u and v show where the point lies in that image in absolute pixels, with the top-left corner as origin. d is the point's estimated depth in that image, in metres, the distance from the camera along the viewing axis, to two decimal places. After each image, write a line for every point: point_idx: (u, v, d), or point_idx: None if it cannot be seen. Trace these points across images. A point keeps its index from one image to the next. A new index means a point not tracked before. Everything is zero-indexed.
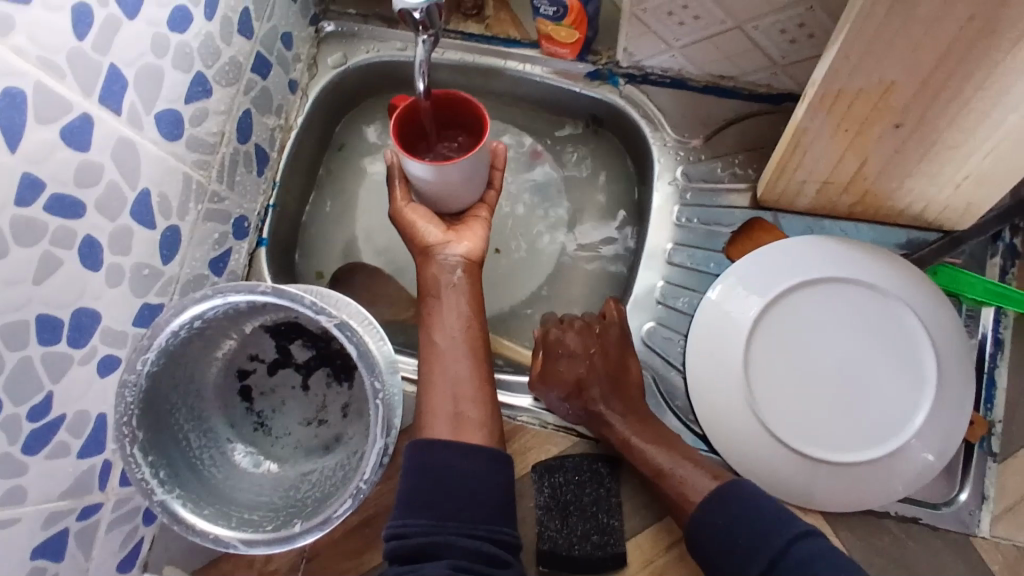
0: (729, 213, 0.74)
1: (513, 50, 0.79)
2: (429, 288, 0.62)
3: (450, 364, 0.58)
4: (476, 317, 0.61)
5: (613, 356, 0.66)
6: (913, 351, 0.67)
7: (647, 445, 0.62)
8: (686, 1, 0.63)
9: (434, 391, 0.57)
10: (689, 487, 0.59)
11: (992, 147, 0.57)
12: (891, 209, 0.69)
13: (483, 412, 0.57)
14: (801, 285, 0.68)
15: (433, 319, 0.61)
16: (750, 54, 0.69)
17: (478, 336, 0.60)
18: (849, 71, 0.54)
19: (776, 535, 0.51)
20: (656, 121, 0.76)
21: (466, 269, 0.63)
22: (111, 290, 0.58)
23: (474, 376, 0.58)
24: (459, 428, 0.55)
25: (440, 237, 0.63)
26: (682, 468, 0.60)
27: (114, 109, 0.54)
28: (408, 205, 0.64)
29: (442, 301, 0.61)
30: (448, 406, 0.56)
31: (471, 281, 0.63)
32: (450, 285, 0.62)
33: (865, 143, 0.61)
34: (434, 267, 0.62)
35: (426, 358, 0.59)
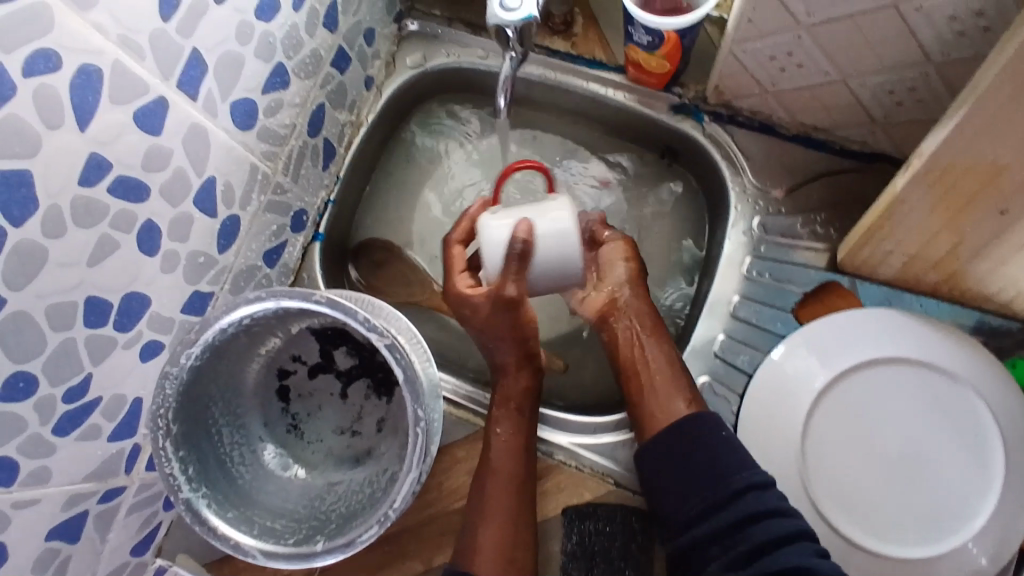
0: (804, 272, 0.69)
1: (596, 72, 0.75)
2: (506, 397, 0.65)
3: (514, 503, 0.61)
4: (534, 449, 0.65)
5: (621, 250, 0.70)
6: (980, 446, 0.62)
7: (655, 352, 0.65)
8: (791, 49, 0.59)
9: (492, 528, 0.59)
10: (676, 409, 0.61)
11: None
12: (978, 293, 0.64)
13: (529, 559, 0.59)
14: (869, 361, 0.64)
15: (503, 444, 0.63)
16: (850, 110, 0.64)
17: (535, 469, 0.64)
18: (961, 148, 0.49)
19: (737, 480, 0.54)
20: (737, 164, 0.73)
21: (540, 389, 0.67)
22: (165, 276, 0.57)
23: (528, 521, 0.61)
24: (509, 573, 0.58)
25: (531, 350, 0.66)
26: (668, 387, 0.62)
27: (191, 94, 0.53)
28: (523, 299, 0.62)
29: (517, 427, 0.64)
30: (504, 551, 0.58)
31: (538, 403, 0.67)
32: (526, 404, 0.65)
33: (962, 225, 0.55)
34: (524, 383, 0.65)
35: (486, 481, 0.62)
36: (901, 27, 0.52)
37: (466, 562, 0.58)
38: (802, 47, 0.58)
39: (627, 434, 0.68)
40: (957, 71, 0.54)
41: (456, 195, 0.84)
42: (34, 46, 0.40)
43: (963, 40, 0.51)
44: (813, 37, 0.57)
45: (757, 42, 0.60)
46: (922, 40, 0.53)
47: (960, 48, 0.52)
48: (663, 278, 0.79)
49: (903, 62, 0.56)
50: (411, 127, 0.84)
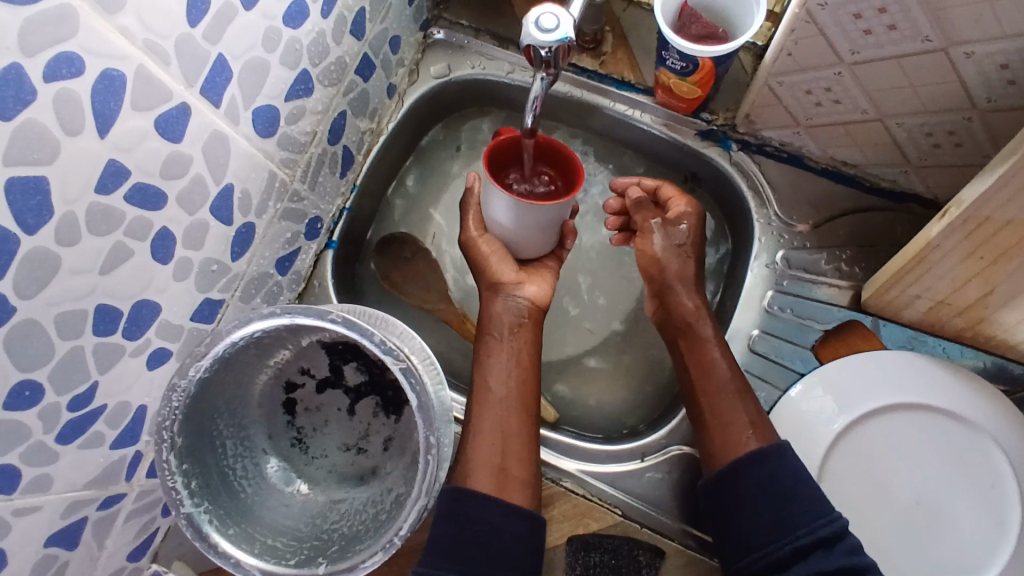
0: (827, 310, 0.69)
1: (626, 93, 0.75)
2: (493, 323, 0.64)
3: (502, 412, 0.58)
4: (529, 369, 0.61)
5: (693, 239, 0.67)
6: (998, 498, 0.60)
7: (717, 360, 0.62)
8: (830, 84, 0.58)
9: (482, 438, 0.56)
10: (738, 416, 0.58)
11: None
12: (1004, 342, 0.62)
13: (527, 472, 0.56)
14: (885, 407, 0.63)
15: (488, 363, 0.61)
16: (884, 148, 0.63)
17: (530, 386, 0.60)
18: (1003, 201, 0.48)
19: (803, 534, 0.51)
20: (763, 196, 0.72)
21: (531, 313, 0.65)
22: (176, 283, 0.55)
23: (523, 434, 0.57)
24: (502, 483, 0.54)
25: (512, 277, 0.66)
26: (733, 397, 0.59)
27: (214, 102, 0.51)
28: (482, 237, 0.66)
29: (500, 344, 0.62)
30: (495, 460, 0.55)
31: (533, 328, 0.64)
32: (511, 327, 0.64)
33: (996, 275, 0.54)
34: (500, 305, 0.64)
35: (476, 400, 0.59)
36: (948, 71, 0.51)
37: (461, 480, 0.55)
38: (842, 83, 0.57)
39: (638, 465, 0.67)
40: (1001, 119, 0.53)
41: None
42: (56, 49, 0.39)
43: (1012, 89, 0.50)
44: (855, 74, 0.56)
45: (796, 75, 0.59)
46: (968, 86, 0.51)
47: (1006, 96, 0.51)
48: None
49: (946, 106, 0.54)
50: (430, 137, 0.83)
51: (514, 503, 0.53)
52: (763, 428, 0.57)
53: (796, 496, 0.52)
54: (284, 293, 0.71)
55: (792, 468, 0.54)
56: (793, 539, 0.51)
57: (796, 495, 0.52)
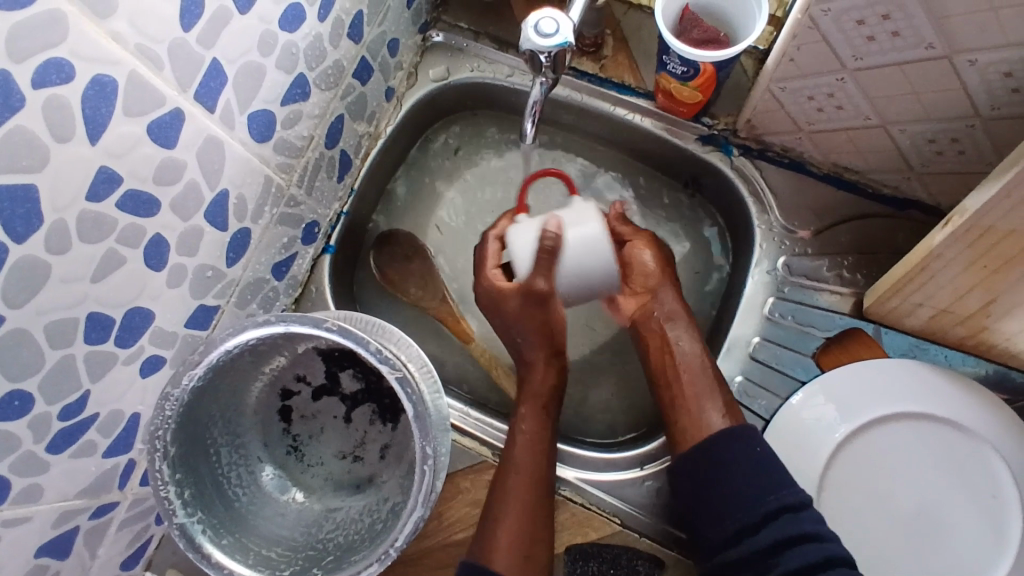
0: (828, 317, 0.68)
1: (627, 97, 0.74)
2: (528, 395, 0.64)
3: (535, 497, 0.59)
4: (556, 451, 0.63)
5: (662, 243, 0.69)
6: (999, 508, 0.60)
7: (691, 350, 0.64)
8: (832, 90, 0.57)
9: (514, 523, 0.58)
10: (710, 402, 0.61)
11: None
12: (1007, 351, 0.62)
13: (547, 561, 0.58)
14: (886, 416, 0.63)
15: (514, 442, 0.62)
16: (886, 155, 0.63)
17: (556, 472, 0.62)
18: (1005, 211, 0.47)
19: (772, 500, 0.53)
20: (764, 202, 0.71)
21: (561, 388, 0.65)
22: (169, 290, 0.55)
23: (549, 523, 0.59)
24: (527, 573, 0.56)
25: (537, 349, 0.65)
26: (705, 385, 0.62)
27: (208, 107, 0.51)
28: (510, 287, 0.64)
29: (537, 423, 0.63)
30: (519, 547, 0.57)
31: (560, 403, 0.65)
32: (540, 401, 0.64)
33: (999, 284, 0.53)
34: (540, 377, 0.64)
35: (510, 479, 0.60)
36: (952, 77, 0.50)
37: (487, 558, 0.57)
38: (845, 90, 0.57)
39: (637, 473, 0.66)
40: (1005, 127, 0.52)
41: (471, 211, 0.82)
42: (47, 54, 0.38)
43: (1016, 97, 0.49)
44: (858, 81, 0.55)
45: (798, 81, 0.59)
46: (971, 93, 0.51)
47: (1010, 104, 0.50)
48: None
49: (950, 113, 0.54)
50: (429, 140, 0.82)
51: None
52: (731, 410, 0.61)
53: (773, 471, 0.55)
54: (281, 298, 0.70)
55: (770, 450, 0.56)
56: (764, 505, 0.54)
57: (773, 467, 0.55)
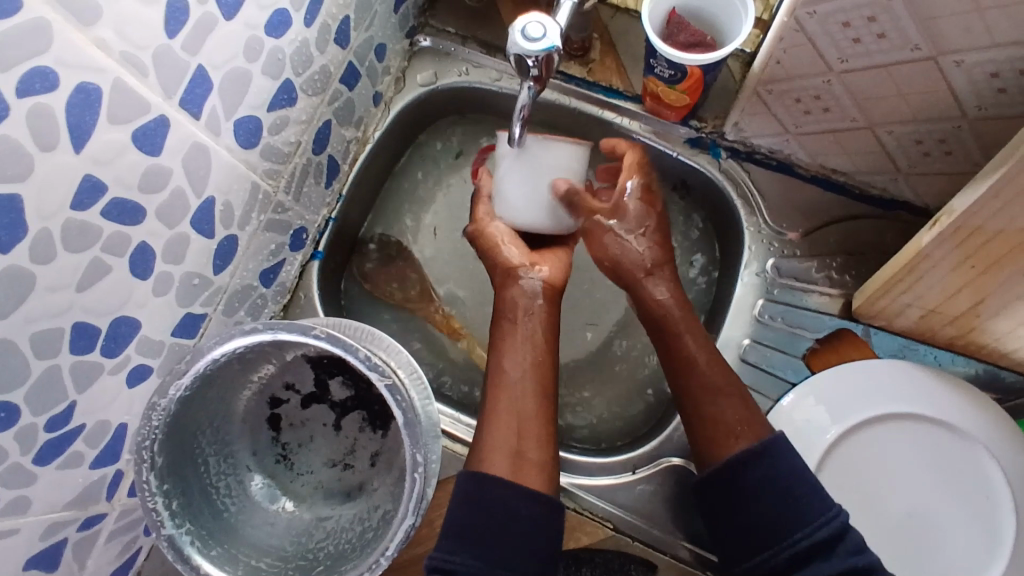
0: (817, 319, 0.68)
1: (614, 101, 0.74)
2: (506, 308, 0.62)
3: (515, 394, 0.56)
4: (546, 355, 0.59)
5: (657, 220, 0.67)
6: (990, 506, 0.60)
7: (698, 354, 0.60)
8: (819, 92, 0.58)
9: (498, 423, 0.54)
10: (726, 414, 0.57)
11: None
12: (995, 350, 0.62)
13: (544, 456, 0.54)
14: (877, 417, 0.63)
15: (504, 349, 0.59)
16: (873, 156, 0.63)
17: (546, 370, 0.58)
18: (995, 210, 0.47)
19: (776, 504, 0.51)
20: (752, 204, 0.71)
21: (546, 295, 0.63)
22: (155, 298, 0.54)
23: (541, 416, 0.55)
24: (518, 467, 0.52)
25: (522, 259, 0.64)
26: (718, 395, 0.58)
27: (193, 113, 0.50)
28: (491, 223, 0.66)
29: (517, 327, 0.61)
30: (508, 443, 0.53)
31: (548, 308, 0.62)
32: (527, 311, 0.62)
33: (988, 284, 0.53)
34: (515, 290, 0.63)
35: (491, 386, 0.57)
36: (938, 79, 0.50)
37: (477, 465, 0.52)
38: (831, 91, 0.57)
39: (630, 477, 0.66)
40: (992, 128, 0.53)
41: (460, 216, 0.82)
42: (30, 63, 0.38)
43: (1003, 98, 0.50)
44: (844, 82, 0.55)
45: (784, 83, 0.59)
46: (958, 94, 0.51)
47: (996, 105, 0.50)
48: None
49: (936, 115, 0.54)
50: (416, 145, 0.82)
51: (529, 486, 0.51)
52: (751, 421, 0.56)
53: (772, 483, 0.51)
54: (269, 305, 0.70)
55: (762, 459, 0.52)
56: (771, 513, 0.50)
57: (789, 502, 0.50)
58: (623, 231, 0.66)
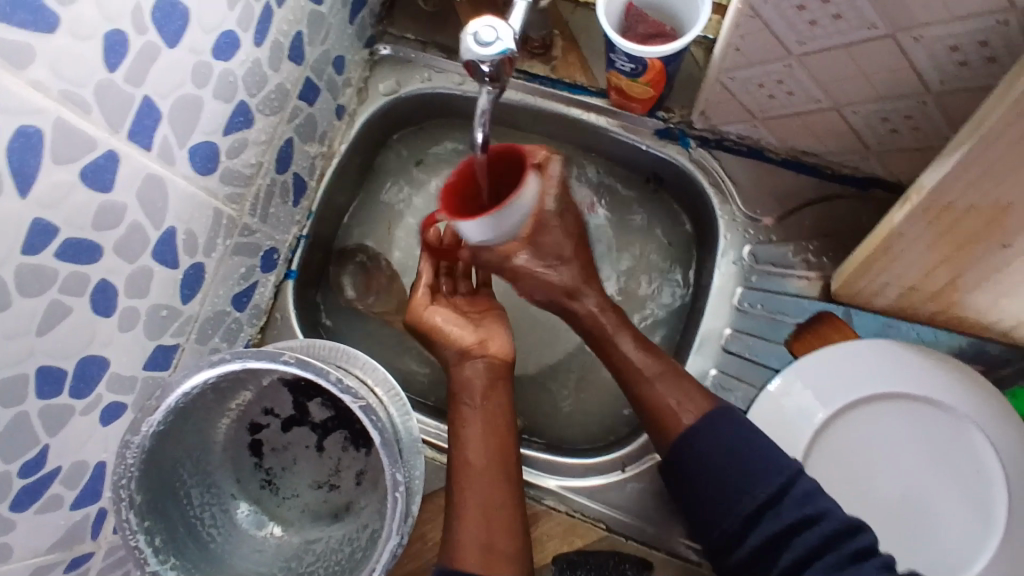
0: (798, 304, 0.67)
1: (579, 97, 0.73)
2: (462, 392, 0.61)
3: (482, 483, 0.56)
4: (506, 434, 0.59)
5: (574, 244, 0.64)
6: (982, 482, 0.60)
7: (631, 351, 0.62)
8: (782, 76, 0.57)
9: (466, 522, 0.54)
10: (665, 401, 0.58)
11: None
12: (977, 324, 0.62)
13: (513, 544, 0.54)
14: (864, 399, 0.62)
15: (465, 434, 0.59)
16: (842, 136, 0.62)
17: (509, 451, 0.58)
18: (966, 185, 0.46)
19: (754, 505, 0.52)
20: (725, 192, 0.71)
21: (498, 371, 0.63)
22: (122, 334, 0.53)
23: (509, 503, 0.56)
24: (490, 563, 0.52)
25: (472, 339, 0.64)
26: (653, 381, 0.60)
27: (144, 145, 0.49)
28: (429, 307, 0.65)
29: (474, 412, 0.60)
30: (482, 539, 0.53)
31: (503, 386, 0.62)
32: (482, 392, 0.61)
33: (963, 259, 0.53)
34: (467, 373, 0.62)
35: (456, 477, 0.57)
36: (898, 55, 0.50)
37: (451, 557, 0.53)
38: (794, 75, 0.56)
39: (619, 476, 0.65)
40: (956, 101, 0.52)
41: None
42: None
43: (965, 70, 0.49)
44: (805, 65, 0.54)
45: (745, 70, 0.58)
46: (920, 70, 0.50)
47: (959, 77, 0.50)
48: (645, 305, 0.76)
49: (900, 91, 0.53)
50: (384, 155, 0.81)
51: None
52: (697, 403, 0.57)
53: (754, 468, 0.53)
54: (245, 328, 0.69)
55: (739, 450, 0.54)
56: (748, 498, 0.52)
57: (749, 475, 0.53)
58: (539, 267, 0.63)
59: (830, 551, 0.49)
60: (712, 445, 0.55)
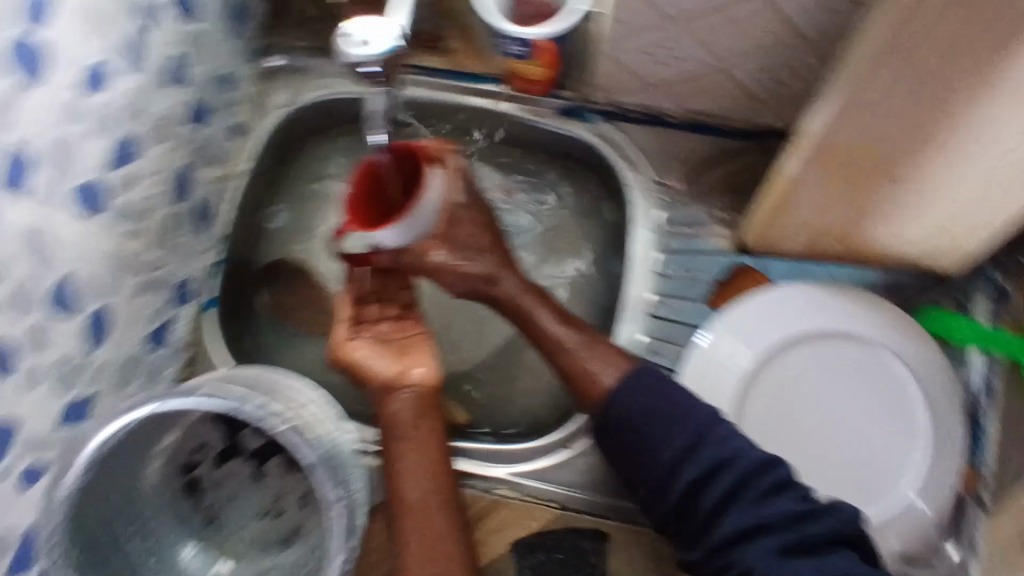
0: (715, 262, 0.69)
1: (474, 86, 0.72)
2: (390, 427, 0.61)
3: (421, 513, 0.56)
4: (441, 460, 0.60)
5: (489, 236, 0.65)
6: (901, 404, 0.64)
7: (551, 326, 0.63)
8: (667, 41, 0.59)
9: (410, 558, 0.54)
10: (592, 365, 0.59)
11: (970, 135, 0.51)
12: (879, 253, 0.65)
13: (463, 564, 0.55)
14: (786, 341, 0.65)
15: (398, 469, 0.59)
16: (732, 92, 0.64)
17: (445, 477, 0.59)
18: (845, 118, 0.51)
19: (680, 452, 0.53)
20: (633, 161, 0.71)
21: (426, 398, 0.63)
22: (29, 393, 0.51)
23: (451, 526, 0.56)
24: None
25: (393, 371, 0.63)
26: (580, 350, 0.61)
27: (23, 192, 0.47)
28: (351, 342, 0.64)
29: (406, 444, 0.60)
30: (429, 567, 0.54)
31: (431, 413, 0.62)
32: (412, 422, 0.61)
33: (852, 188, 0.58)
34: (394, 405, 0.62)
35: (395, 512, 0.57)
36: None
37: None
38: (677, 38, 0.59)
39: (567, 454, 0.66)
40: None
41: None
42: None
43: None
44: (686, 28, 0.57)
45: (632, 39, 0.60)
46: None
47: None
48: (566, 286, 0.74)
49: None
50: (292, 168, 0.79)
51: None
52: (619, 363, 0.59)
53: (673, 413, 0.54)
54: (168, 367, 0.67)
55: (660, 397, 0.55)
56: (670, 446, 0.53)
57: (667, 424, 0.54)
58: (461, 262, 0.64)
59: (754, 487, 0.50)
60: (636, 395, 0.56)
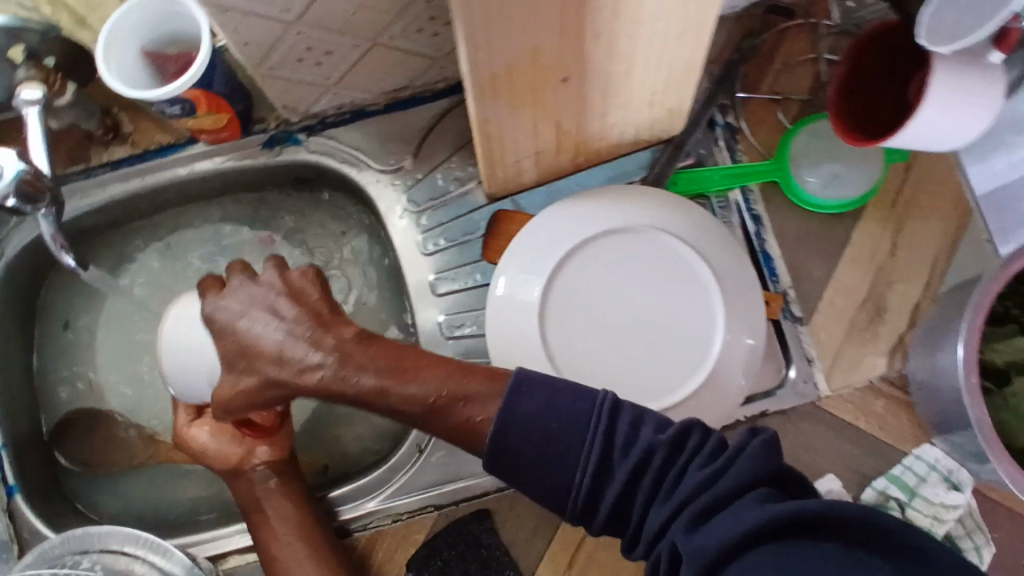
0: (472, 218, 0.71)
1: (173, 155, 0.71)
2: (247, 506, 0.63)
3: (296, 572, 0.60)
4: (308, 523, 0.62)
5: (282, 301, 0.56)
6: (687, 269, 0.66)
7: (398, 390, 0.50)
8: (306, 42, 0.56)
9: None
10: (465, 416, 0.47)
11: (616, 18, 0.48)
12: (605, 146, 0.68)
13: None
14: (566, 256, 0.66)
15: (266, 537, 0.61)
16: (405, 60, 0.64)
17: (314, 533, 0.62)
18: (489, 52, 0.48)
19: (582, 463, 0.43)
20: (356, 160, 0.71)
21: (278, 470, 0.64)
22: None
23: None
24: None
25: (240, 451, 0.63)
26: (446, 404, 0.48)
27: None
28: (191, 427, 0.64)
29: (267, 515, 0.62)
30: None
31: (286, 481, 0.63)
32: (268, 497, 0.62)
33: (544, 105, 0.57)
34: (246, 485, 0.63)
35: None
36: None
37: None
38: (311, 37, 0.55)
39: (421, 457, 0.66)
40: None
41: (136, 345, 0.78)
42: None
43: None
44: (308, 24, 0.53)
45: (274, 54, 0.57)
46: None
47: None
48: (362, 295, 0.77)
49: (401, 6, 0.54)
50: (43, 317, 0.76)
51: None
52: (493, 391, 0.48)
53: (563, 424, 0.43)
54: None
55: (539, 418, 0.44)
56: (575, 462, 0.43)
57: (551, 442, 0.43)
58: (235, 366, 0.56)
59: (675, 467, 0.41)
60: (521, 430, 0.44)
